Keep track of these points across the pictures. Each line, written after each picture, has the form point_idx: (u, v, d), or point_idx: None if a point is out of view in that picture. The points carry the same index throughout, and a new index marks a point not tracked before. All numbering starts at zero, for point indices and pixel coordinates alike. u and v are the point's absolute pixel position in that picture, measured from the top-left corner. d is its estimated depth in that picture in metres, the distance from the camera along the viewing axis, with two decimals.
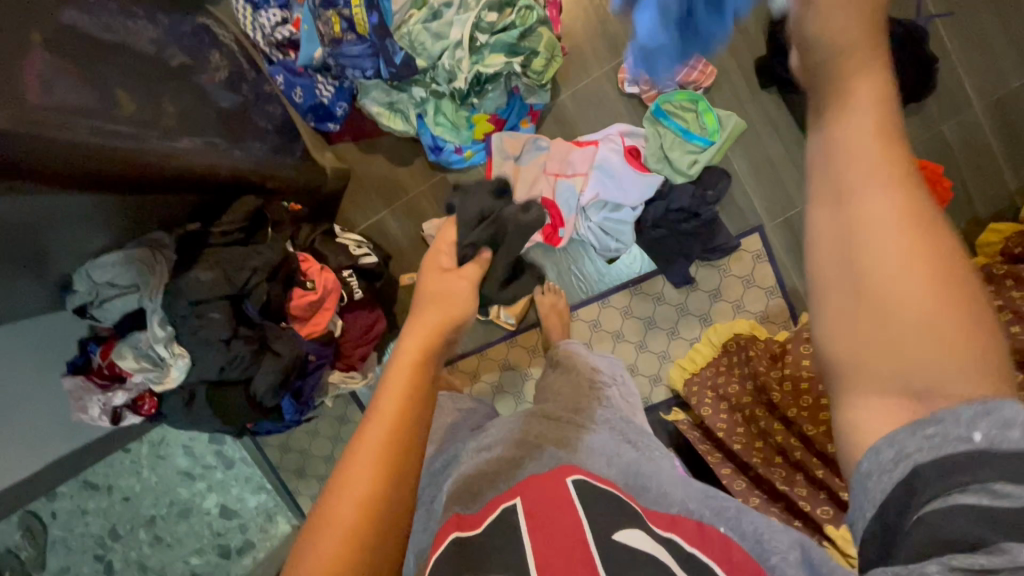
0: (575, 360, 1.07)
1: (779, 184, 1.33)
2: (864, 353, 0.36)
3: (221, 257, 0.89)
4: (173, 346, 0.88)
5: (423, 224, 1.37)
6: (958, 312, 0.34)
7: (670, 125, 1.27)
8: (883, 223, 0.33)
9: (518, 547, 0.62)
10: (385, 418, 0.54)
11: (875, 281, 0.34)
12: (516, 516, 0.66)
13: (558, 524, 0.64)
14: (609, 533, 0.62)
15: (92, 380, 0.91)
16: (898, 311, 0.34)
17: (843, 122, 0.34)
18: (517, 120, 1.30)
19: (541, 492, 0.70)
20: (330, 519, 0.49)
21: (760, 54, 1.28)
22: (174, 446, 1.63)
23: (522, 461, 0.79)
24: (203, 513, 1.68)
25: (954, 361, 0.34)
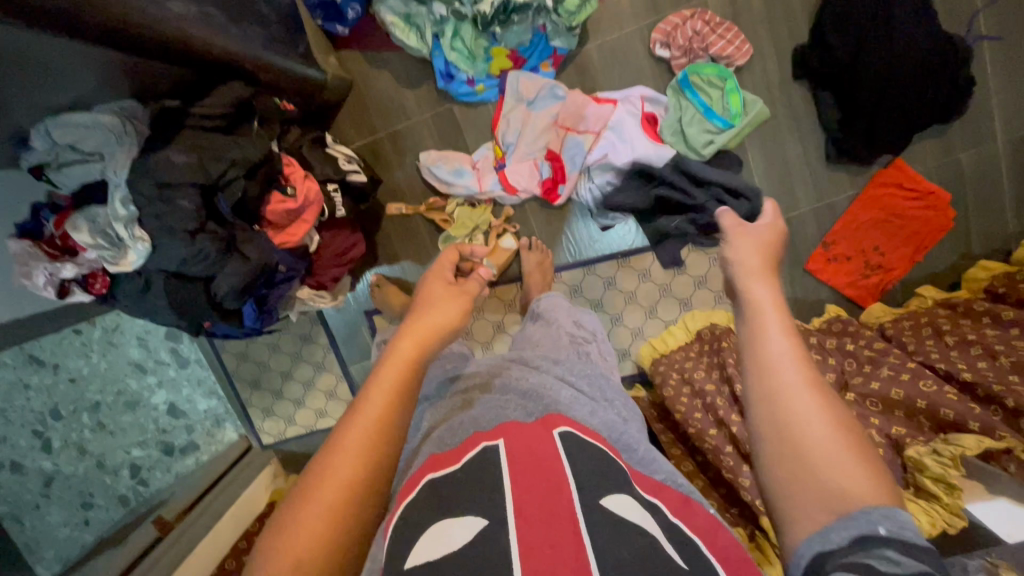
0: (555, 314, 1.00)
1: (787, 182, 1.29)
2: (788, 478, 0.47)
3: (199, 140, 0.81)
4: (134, 228, 0.82)
5: (420, 154, 1.31)
6: (846, 433, 0.47)
7: (693, 98, 1.22)
8: (786, 357, 0.50)
9: (496, 488, 0.55)
10: (372, 415, 0.55)
11: (787, 391, 0.49)
12: (498, 460, 0.60)
13: (540, 472, 0.57)
14: (594, 495, 0.55)
15: (39, 246, 0.86)
16: (805, 426, 0.47)
17: (759, 319, 0.53)
18: (537, 62, 1.22)
19: (526, 437, 0.64)
20: (309, 500, 0.50)
21: (801, 42, 1.21)
22: (128, 336, 1.58)
23: (505, 406, 0.72)
24: (150, 407, 1.66)
25: (849, 481, 0.45)
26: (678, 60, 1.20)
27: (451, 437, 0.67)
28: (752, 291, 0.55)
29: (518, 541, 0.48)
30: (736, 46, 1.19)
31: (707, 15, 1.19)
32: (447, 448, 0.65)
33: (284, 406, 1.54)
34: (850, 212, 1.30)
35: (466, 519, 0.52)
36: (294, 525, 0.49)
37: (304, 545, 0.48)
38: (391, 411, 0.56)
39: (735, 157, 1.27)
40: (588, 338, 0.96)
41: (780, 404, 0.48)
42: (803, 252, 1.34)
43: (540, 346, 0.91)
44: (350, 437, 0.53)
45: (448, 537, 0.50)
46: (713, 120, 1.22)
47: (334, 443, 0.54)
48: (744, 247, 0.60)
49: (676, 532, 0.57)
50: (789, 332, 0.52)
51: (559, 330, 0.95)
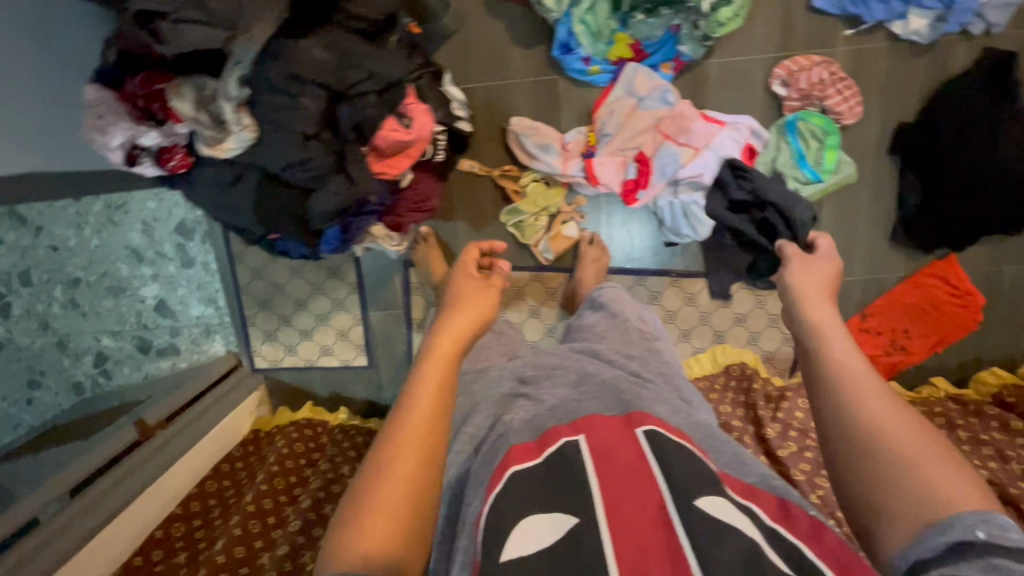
0: (620, 308, 0.98)
1: (849, 248, 1.32)
2: (867, 475, 0.47)
3: (339, 41, 0.73)
4: (242, 113, 0.73)
5: (510, 119, 1.24)
6: (921, 429, 0.47)
7: (793, 143, 1.22)
8: (851, 363, 0.53)
9: (585, 485, 0.54)
10: (431, 401, 0.53)
11: (855, 392, 0.51)
12: (582, 457, 0.58)
13: (629, 479, 0.55)
14: (689, 496, 0.52)
15: (120, 101, 0.76)
16: (880, 424, 0.48)
17: (819, 331, 0.57)
18: (659, 60, 1.19)
19: (609, 436, 0.61)
20: (377, 507, 0.47)
21: (906, 120, 1.23)
22: (130, 218, 1.43)
23: (576, 400, 0.69)
24: (137, 298, 1.53)
25: (932, 470, 0.44)
26: (793, 101, 1.20)
27: (528, 428, 0.65)
28: (810, 307, 0.61)
29: (614, 551, 0.48)
30: (849, 105, 1.19)
31: (834, 66, 1.18)
32: (524, 441, 0.62)
33: (288, 334, 1.46)
34: (895, 291, 1.35)
35: (556, 516, 0.52)
36: (362, 515, 0.46)
37: (378, 537, 0.45)
38: (440, 399, 0.54)
39: (812, 210, 1.28)
40: (656, 336, 0.93)
41: (846, 400, 0.51)
42: (841, 317, 1.38)
43: (614, 347, 0.87)
44: (407, 426, 0.51)
45: (533, 533, 0.50)
46: (805, 169, 1.22)
47: (392, 433, 0.51)
48: (797, 271, 0.66)
49: (777, 537, 0.50)
50: (850, 345, 0.56)
51: (631, 331, 0.92)
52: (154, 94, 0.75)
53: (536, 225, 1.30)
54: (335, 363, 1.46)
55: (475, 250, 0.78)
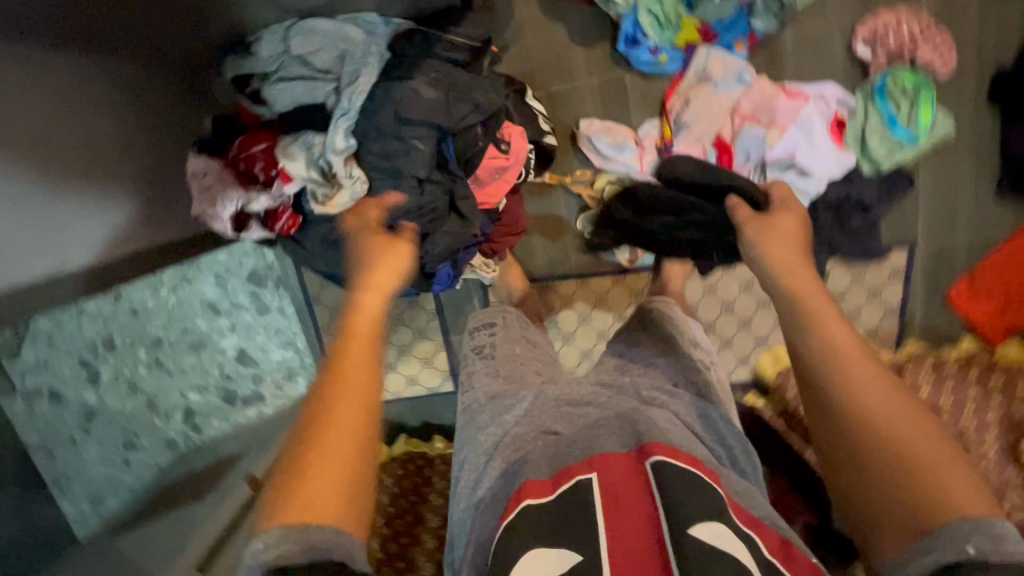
0: (673, 332, 0.86)
1: (951, 208, 1.24)
2: (876, 483, 0.47)
3: (443, 76, 0.70)
4: (351, 165, 0.70)
5: (580, 122, 1.19)
6: (927, 432, 0.47)
7: (882, 107, 1.14)
8: (856, 371, 0.51)
9: (591, 522, 0.50)
10: (349, 385, 0.49)
11: (865, 402, 0.49)
12: (591, 494, 0.53)
13: (635, 513, 0.51)
14: (684, 524, 0.48)
15: (225, 169, 0.77)
16: (886, 437, 0.47)
17: (817, 315, 0.56)
18: (732, 40, 1.13)
19: (620, 472, 0.55)
20: (312, 480, 0.44)
21: (1005, 63, 1.15)
22: (204, 273, 1.44)
23: (597, 431, 0.62)
24: (218, 350, 1.56)
25: (945, 482, 0.44)
26: (880, 62, 1.13)
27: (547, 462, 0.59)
28: (802, 287, 0.60)
29: None
30: (942, 57, 1.12)
31: (922, 19, 1.11)
32: (539, 477, 0.57)
33: None
34: (1007, 246, 1.25)
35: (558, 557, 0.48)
36: (295, 503, 0.44)
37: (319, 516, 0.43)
38: (359, 386, 0.49)
39: (908, 173, 1.21)
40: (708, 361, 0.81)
41: (852, 400, 0.50)
42: (948, 281, 1.30)
43: (661, 366, 0.80)
44: (339, 404, 0.48)
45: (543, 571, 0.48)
46: (897, 132, 1.14)
47: (313, 411, 0.48)
48: (778, 252, 0.65)
49: (772, 567, 0.47)
50: (848, 330, 0.55)
51: (678, 356, 0.81)
52: (257, 157, 0.74)
53: None
54: (423, 392, 1.44)
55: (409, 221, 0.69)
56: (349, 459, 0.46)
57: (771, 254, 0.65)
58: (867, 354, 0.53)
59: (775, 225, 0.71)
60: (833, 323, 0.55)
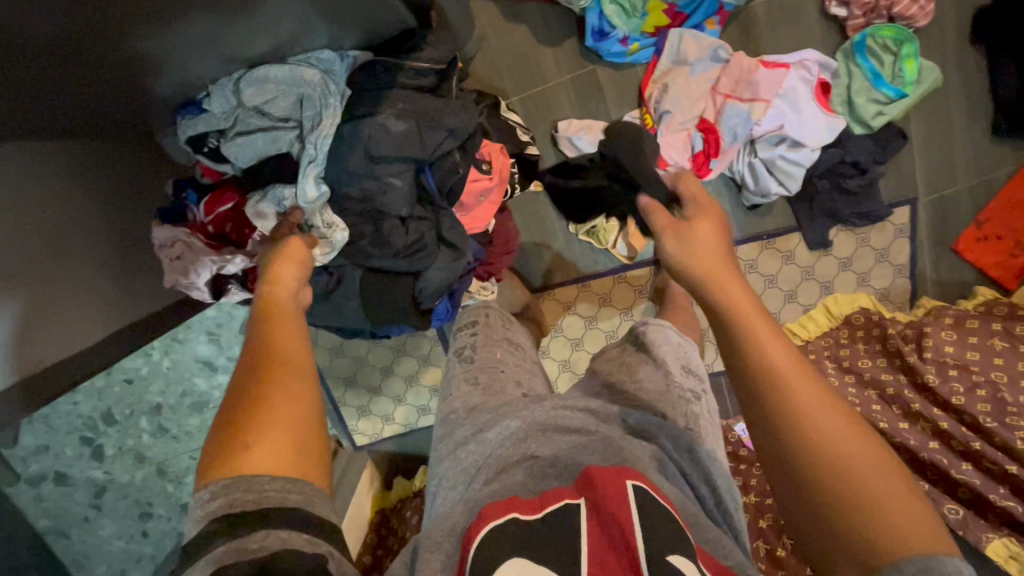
0: (663, 356, 0.77)
1: (948, 157, 1.21)
2: (824, 515, 0.41)
3: (411, 104, 0.66)
4: (326, 213, 0.66)
5: (558, 123, 1.15)
6: (874, 453, 0.42)
7: (865, 64, 1.10)
8: (800, 400, 0.44)
9: (571, 539, 0.49)
10: (289, 364, 0.50)
11: (808, 418, 0.43)
12: (577, 520, 0.51)
13: (607, 526, 0.49)
14: (659, 550, 0.46)
15: (195, 235, 0.72)
16: (838, 472, 0.41)
17: (749, 326, 0.49)
18: (702, 19, 1.09)
19: (605, 485, 0.52)
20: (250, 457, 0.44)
21: (982, 4, 1.12)
22: (195, 330, 1.41)
23: (580, 450, 0.60)
24: (220, 408, 1.47)
25: (894, 511, 0.39)
26: (857, 20, 1.10)
27: (538, 482, 0.58)
28: (728, 298, 0.52)
29: None
30: (920, 5, 1.08)
31: None
32: (529, 494, 0.55)
33: (381, 404, 1.40)
34: (1009, 189, 1.23)
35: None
36: (237, 461, 0.43)
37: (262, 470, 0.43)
38: (294, 378, 0.49)
39: (900, 128, 1.17)
40: (694, 386, 0.75)
41: (792, 421, 0.44)
42: (953, 232, 1.27)
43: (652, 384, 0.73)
44: (280, 393, 0.47)
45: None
46: (883, 88, 1.10)
47: (251, 377, 0.48)
48: (696, 262, 0.59)
49: None
50: (782, 340, 0.48)
51: (669, 379, 0.74)
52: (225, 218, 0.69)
53: (612, 223, 1.16)
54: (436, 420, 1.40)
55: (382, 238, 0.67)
56: (297, 425, 0.47)
57: (693, 262, 0.59)
58: (810, 376, 0.46)
59: (691, 239, 0.63)
60: (773, 345, 0.47)
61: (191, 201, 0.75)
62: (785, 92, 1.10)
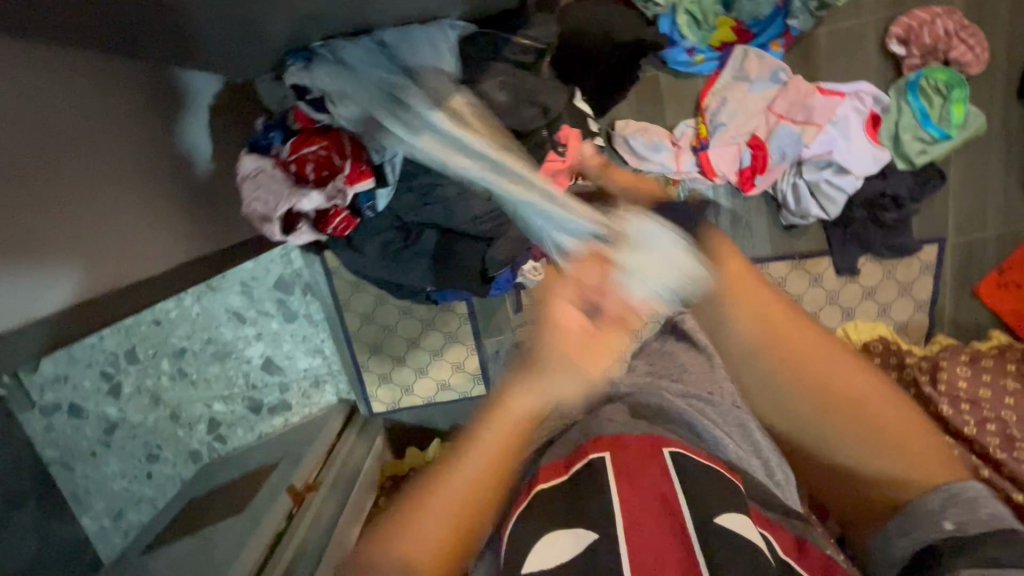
0: None
1: (981, 202, 1.26)
2: (859, 453, 0.51)
3: (511, 78, 0.69)
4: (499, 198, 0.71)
5: (616, 124, 1.20)
6: (889, 410, 0.51)
7: (915, 102, 1.15)
8: (828, 385, 0.52)
9: (603, 502, 0.47)
10: (483, 451, 0.49)
11: (838, 387, 0.51)
12: (605, 480, 0.49)
13: (645, 497, 0.48)
14: (708, 512, 0.45)
15: (277, 167, 0.75)
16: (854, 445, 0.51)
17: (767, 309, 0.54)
18: (768, 39, 1.13)
19: (631, 459, 0.50)
20: (411, 527, 0.47)
21: None
22: (230, 281, 1.42)
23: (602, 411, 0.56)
24: (243, 359, 1.52)
25: (913, 448, 0.50)
26: (914, 60, 1.14)
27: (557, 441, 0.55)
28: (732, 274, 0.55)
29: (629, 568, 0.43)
30: (976, 53, 1.12)
31: (957, 16, 1.12)
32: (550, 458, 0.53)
33: (403, 374, 1.43)
34: None
35: (575, 537, 0.46)
36: (405, 529, 0.47)
37: (417, 552, 0.46)
38: (496, 470, 0.49)
39: (940, 169, 1.22)
40: None
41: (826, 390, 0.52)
42: (976, 275, 1.32)
43: None
44: (457, 480, 0.48)
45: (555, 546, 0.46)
46: (930, 128, 1.15)
47: (455, 453, 0.50)
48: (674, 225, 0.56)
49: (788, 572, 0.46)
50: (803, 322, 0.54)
51: None
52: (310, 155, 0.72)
53: None
54: (454, 396, 1.43)
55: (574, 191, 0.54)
56: (465, 515, 0.48)
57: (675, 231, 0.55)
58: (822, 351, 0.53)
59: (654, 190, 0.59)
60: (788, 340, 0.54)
61: (275, 136, 0.77)
62: (838, 119, 1.14)
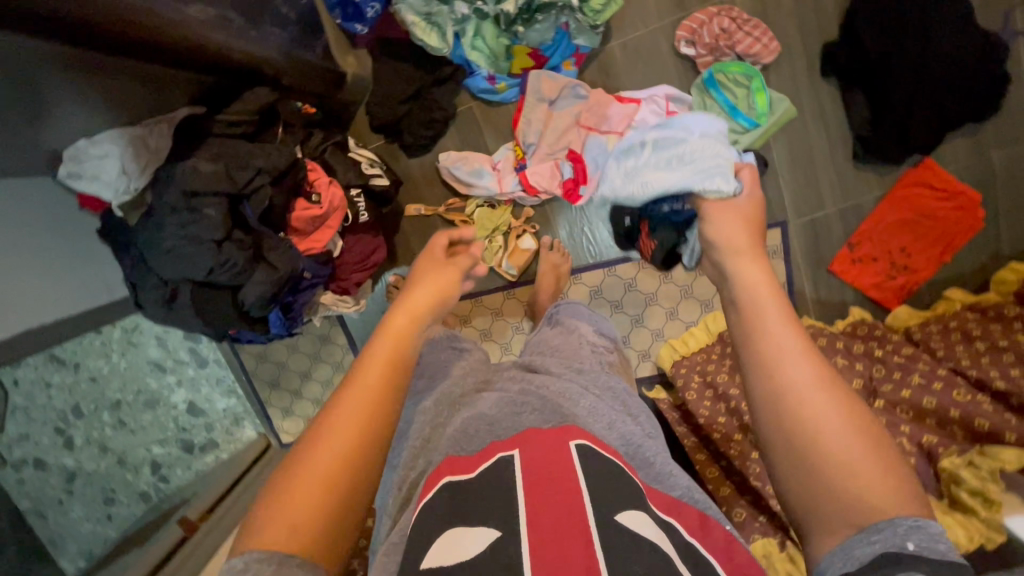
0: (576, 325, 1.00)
1: (813, 182, 1.27)
2: (813, 488, 0.49)
3: (224, 148, 0.83)
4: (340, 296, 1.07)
5: (439, 156, 1.30)
6: (869, 445, 0.49)
7: (718, 97, 1.18)
8: (820, 410, 0.50)
9: (511, 495, 0.57)
10: (352, 399, 0.53)
11: (816, 430, 0.50)
12: (512, 470, 0.60)
13: (555, 481, 0.57)
14: (610, 511, 0.54)
15: None
16: (835, 456, 0.48)
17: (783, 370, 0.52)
18: (560, 60, 1.21)
19: (545, 446, 0.63)
20: (285, 502, 0.48)
21: (830, 39, 1.19)
22: (147, 336, 1.57)
23: (521, 412, 0.72)
24: (169, 406, 1.66)
25: (865, 488, 0.47)
26: (704, 58, 1.18)
27: (468, 444, 0.68)
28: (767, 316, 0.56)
29: (529, 548, 0.50)
30: (763, 43, 1.16)
31: (735, 13, 1.16)
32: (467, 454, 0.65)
33: (302, 406, 1.56)
34: (876, 212, 1.27)
35: (477, 530, 0.53)
36: (288, 502, 0.48)
37: (289, 519, 0.47)
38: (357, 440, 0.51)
39: (760, 156, 1.25)
40: (608, 347, 0.98)
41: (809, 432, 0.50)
42: (827, 254, 1.31)
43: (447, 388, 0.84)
44: (319, 437, 0.51)
45: (463, 543, 0.52)
46: (739, 118, 1.19)
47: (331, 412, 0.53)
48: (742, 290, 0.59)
49: (691, 550, 0.53)
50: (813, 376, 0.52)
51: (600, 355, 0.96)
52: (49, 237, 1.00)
53: (492, 246, 1.33)
54: None
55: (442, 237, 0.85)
56: (321, 472, 0.49)
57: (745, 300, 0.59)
58: (814, 353, 0.54)
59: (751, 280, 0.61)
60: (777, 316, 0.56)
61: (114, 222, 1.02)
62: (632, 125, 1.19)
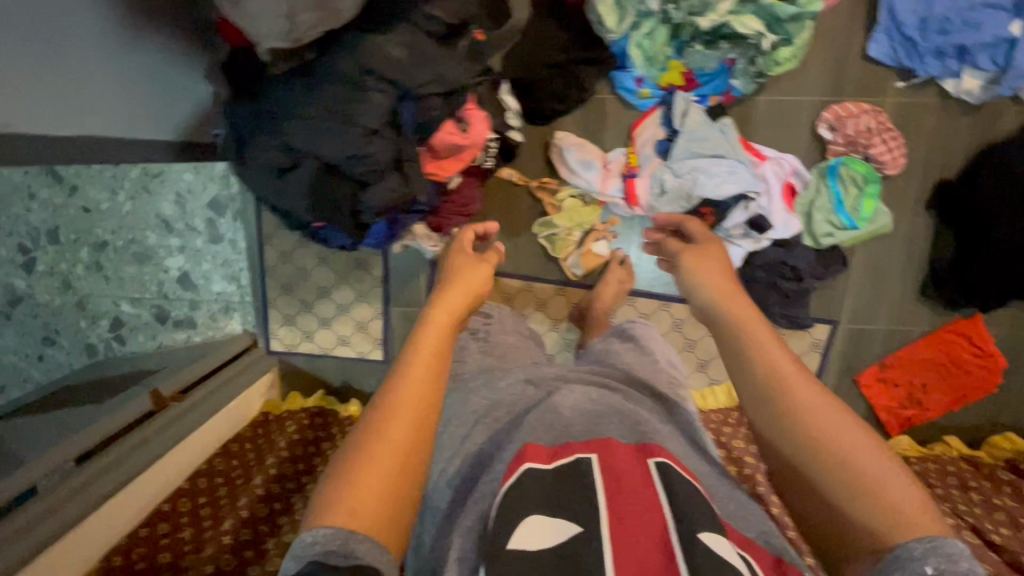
0: (651, 348, 0.99)
1: (876, 296, 1.33)
2: (837, 504, 0.50)
3: (415, 40, 0.76)
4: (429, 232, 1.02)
5: (554, 133, 1.26)
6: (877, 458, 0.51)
7: (833, 187, 1.22)
8: (821, 422, 0.53)
9: (591, 493, 0.58)
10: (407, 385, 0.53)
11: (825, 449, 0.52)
12: (591, 469, 0.61)
13: (632, 490, 0.58)
14: (693, 527, 0.52)
15: None
16: (851, 475, 0.50)
17: (787, 390, 0.56)
18: (710, 92, 1.20)
19: (620, 458, 0.63)
20: (355, 488, 0.46)
21: (948, 176, 1.24)
22: (166, 187, 1.39)
23: (604, 419, 0.74)
24: (160, 268, 1.46)
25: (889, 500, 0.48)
26: (836, 146, 1.21)
27: (549, 437, 0.69)
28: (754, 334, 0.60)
29: (611, 551, 0.51)
30: (892, 156, 1.20)
31: (882, 116, 1.19)
32: (539, 446, 0.66)
33: (307, 320, 1.49)
34: (916, 344, 1.34)
35: (558, 520, 0.55)
36: (346, 486, 0.46)
37: (363, 506, 0.45)
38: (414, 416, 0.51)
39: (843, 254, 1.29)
40: (680, 379, 0.97)
41: (826, 451, 0.52)
42: (859, 364, 1.38)
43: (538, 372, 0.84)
44: (382, 416, 0.50)
45: (549, 529, 0.54)
46: (842, 215, 1.22)
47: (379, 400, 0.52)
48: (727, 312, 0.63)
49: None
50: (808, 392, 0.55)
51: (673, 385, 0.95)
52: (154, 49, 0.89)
53: (568, 239, 1.31)
54: (352, 354, 1.48)
55: (470, 233, 0.89)
56: (384, 456, 0.48)
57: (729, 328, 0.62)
58: (801, 369, 0.57)
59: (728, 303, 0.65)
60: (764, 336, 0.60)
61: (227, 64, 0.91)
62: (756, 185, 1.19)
